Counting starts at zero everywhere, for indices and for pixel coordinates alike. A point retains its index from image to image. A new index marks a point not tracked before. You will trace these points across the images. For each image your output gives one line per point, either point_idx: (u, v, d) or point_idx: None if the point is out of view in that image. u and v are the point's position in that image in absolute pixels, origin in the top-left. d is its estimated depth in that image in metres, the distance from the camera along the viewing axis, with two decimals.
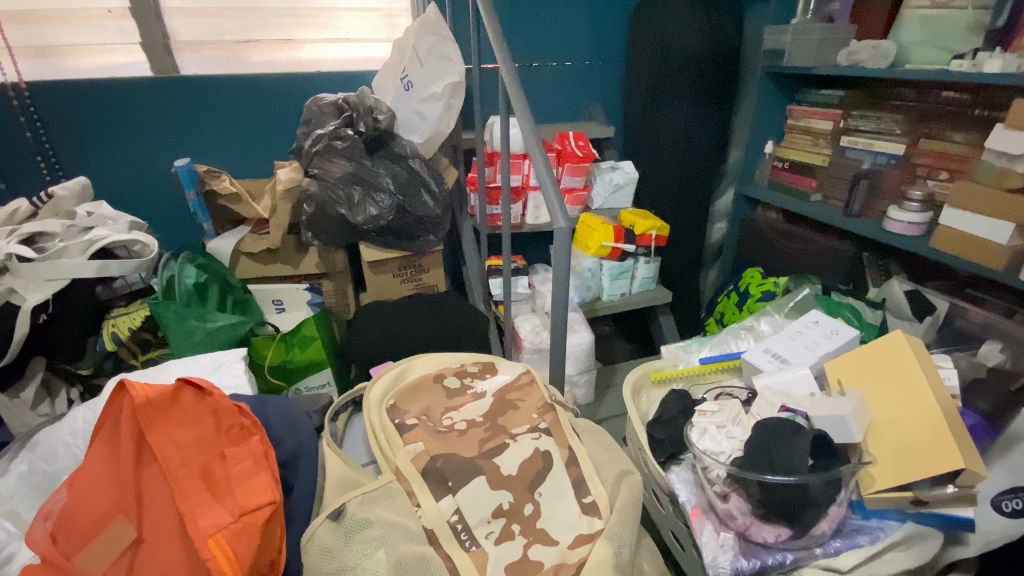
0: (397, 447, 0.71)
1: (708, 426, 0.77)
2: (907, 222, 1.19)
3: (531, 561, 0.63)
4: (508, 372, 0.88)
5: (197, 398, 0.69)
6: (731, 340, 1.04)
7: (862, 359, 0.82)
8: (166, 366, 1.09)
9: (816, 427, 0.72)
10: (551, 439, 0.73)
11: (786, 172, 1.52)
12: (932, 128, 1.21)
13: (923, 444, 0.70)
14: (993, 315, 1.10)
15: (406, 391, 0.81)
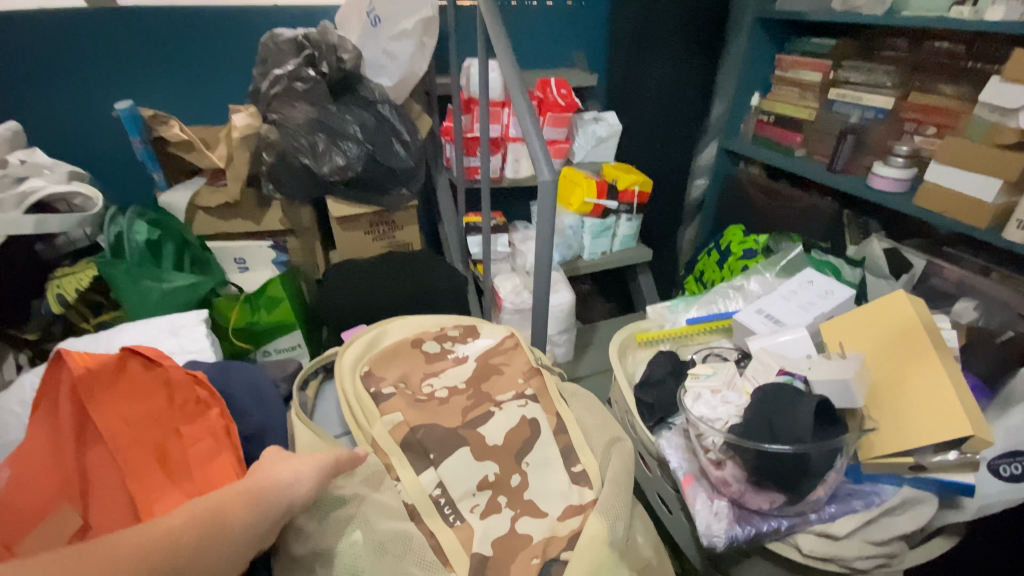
0: (371, 418, 0.68)
1: (702, 391, 0.77)
2: (892, 178, 1.18)
3: (519, 535, 0.61)
4: (492, 336, 0.85)
5: (146, 370, 0.67)
6: (719, 299, 1.02)
7: (877, 328, 0.81)
8: (119, 331, 1.01)
9: (817, 391, 0.70)
10: (538, 406, 0.72)
11: (771, 126, 1.46)
12: (923, 81, 1.18)
13: (926, 408, 0.71)
14: (969, 273, 1.11)
15: (382, 356, 0.77)
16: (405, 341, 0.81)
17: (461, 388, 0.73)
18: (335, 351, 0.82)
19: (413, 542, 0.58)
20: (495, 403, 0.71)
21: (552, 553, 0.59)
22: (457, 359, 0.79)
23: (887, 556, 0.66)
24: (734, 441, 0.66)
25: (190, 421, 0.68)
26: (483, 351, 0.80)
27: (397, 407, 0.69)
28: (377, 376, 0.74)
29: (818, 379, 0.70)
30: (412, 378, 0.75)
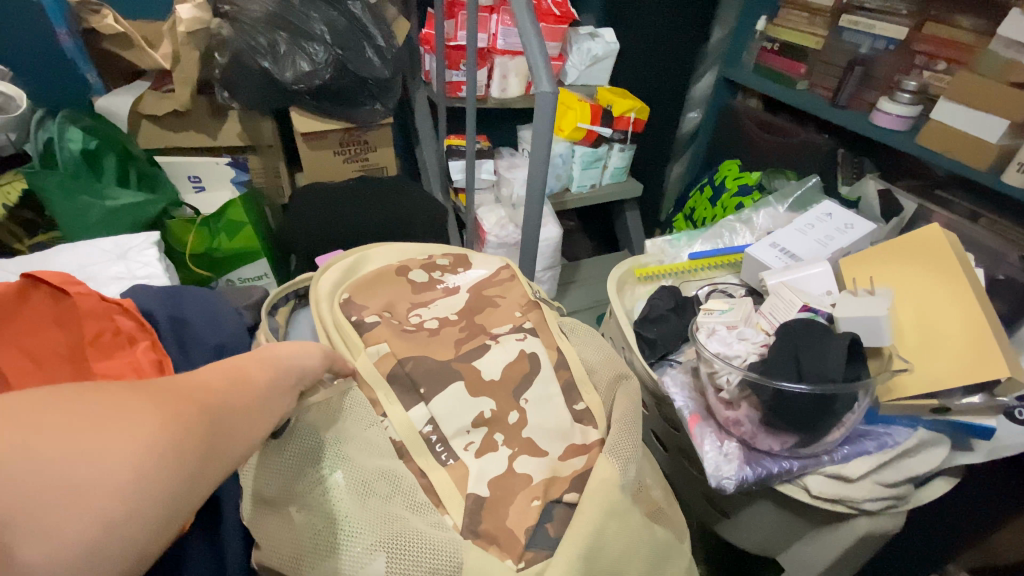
0: (352, 349, 0.63)
1: (717, 326, 0.73)
2: (897, 115, 1.13)
3: (518, 475, 0.57)
4: (486, 265, 0.81)
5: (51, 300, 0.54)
6: (726, 233, 0.98)
7: (912, 267, 0.78)
8: (57, 253, 0.90)
9: (841, 329, 0.68)
10: (536, 340, 0.69)
11: (774, 55, 1.37)
12: (939, 10, 1.09)
13: (953, 346, 0.70)
14: (957, 218, 1.10)
15: (363, 284, 0.72)
16: (388, 268, 0.76)
17: (451, 319, 0.70)
18: (308, 276, 0.74)
19: (402, 481, 0.54)
20: (491, 337, 0.68)
21: (552, 493, 0.56)
22: (445, 290, 0.75)
23: (895, 497, 0.69)
24: (754, 379, 0.64)
25: (110, 356, 0.56)
26: (476, 283, 0.77)
27: (385, 338, 0.65)
28: (359, 304, 0.69)
29: (845, 314, 0.68)
30: (397, 306, 0.71)
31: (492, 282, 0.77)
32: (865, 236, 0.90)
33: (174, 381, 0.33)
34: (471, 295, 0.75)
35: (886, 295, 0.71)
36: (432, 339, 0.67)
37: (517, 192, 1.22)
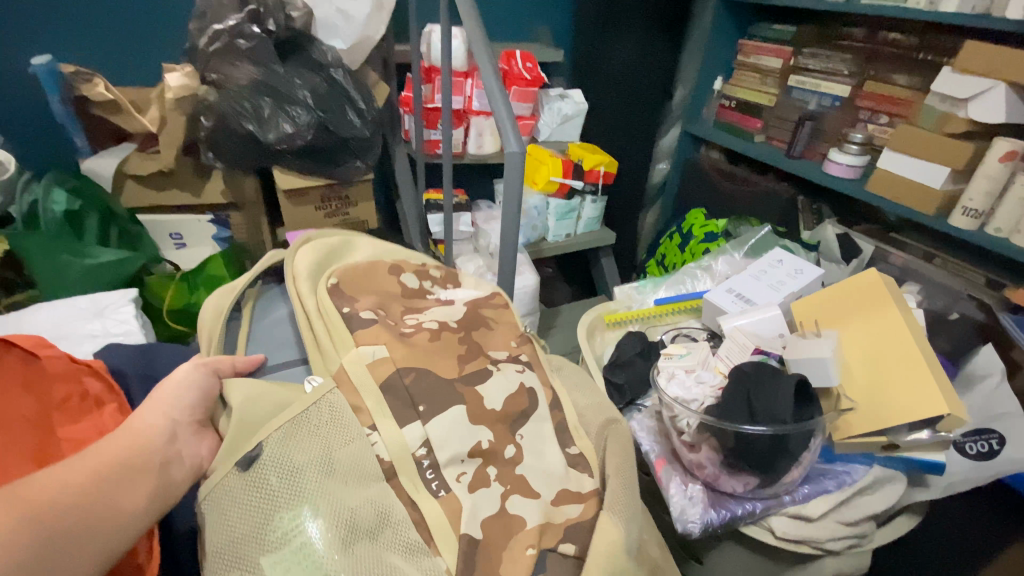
0: (341, 346, 0.62)
1: (676, 370, 0.75)
2: (846, 165, 1.21)
3: (512, 517, 0.57)
4: (480, 288, 0.84)
5: (25, 366, 0.56)
6: (688, 279, 1.02)
7: (845, 305, 0.81)
8: (32, 312, 0.90)
9: (791, 370, 0.74)
10: (534, 376, 0.70)
11: (732, 112, 1.48)
12: (879, 70, 1.20)
13: (899, 384, 0.71)
14: (914, 259, 1.15)
15: (346, 272, 0.73)
16: (374, 263, 0.78)
17: (453, 325, 0.71)
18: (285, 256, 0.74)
19: (395, 518, 0.53)
20: (492, 363, 0.69)
21: (545, 541, 0.56)
22: (442, 301, 0.77)
23: (857, 535, 0.69)
24: (713, 423, 0.65)
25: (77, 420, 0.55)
26: (469, 301, 0.78)
27: (383, 339, 0.63)
28: (348, 294, 0.69)
29: (794, 357, 0.73)
30: (389, 302, 0.72)
31: (489, 301, 0.79)
32: (816, 281, 0.92)
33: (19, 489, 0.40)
34: (470, 312, 0.76)
35: (830, 339, 0.75)
36: (442, 345, 0.67)
37: (494, 242, 1.25)
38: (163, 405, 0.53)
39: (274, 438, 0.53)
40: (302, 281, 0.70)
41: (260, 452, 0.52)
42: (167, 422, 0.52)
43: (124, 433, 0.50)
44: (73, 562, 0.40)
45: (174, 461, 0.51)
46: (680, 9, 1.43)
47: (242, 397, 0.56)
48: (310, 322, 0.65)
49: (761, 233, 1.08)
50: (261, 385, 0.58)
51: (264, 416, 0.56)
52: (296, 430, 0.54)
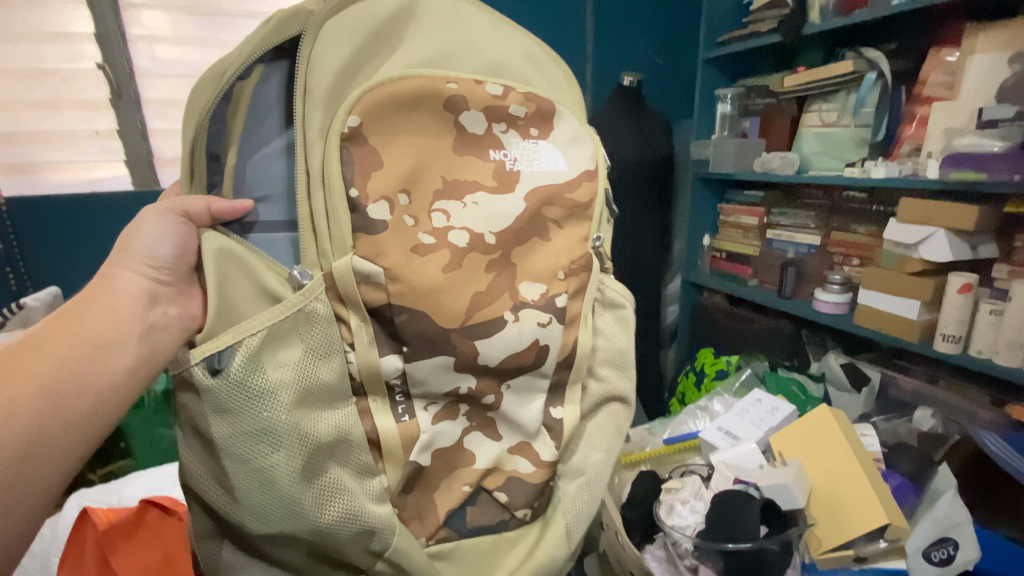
0: (337, 250, 0.54)
1: (675, 502, 0.84)
2: (833, 302, 1.35)
3: (464, 450, 0.61)
4: (567, 163, 0.69)
5: (162, 519, 0.72)
6: (689, 419, 1.11)
7: (800, 430, 0.91)
8: (122, 484, 0.98)
9: (766, 496, 0.81)
10: (557, 330, 0.63)
11: (723, 261, 1.68)
12: (840, 222, 1.40)
13: (850, 499, 0.83)
14: (920, 383, 1.23)
15: (377, 108, 0.58)
16: (424, 82, 0.61)
17: (487, 242, 0.61)
18: (301, 54, 0.56)
19: (353, 438, 0.54)
20: (515, 305, 0.61)
21: (484, 480, 0.61)
22: (497, 185, 0.63)
23: None
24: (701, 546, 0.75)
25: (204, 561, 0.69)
26: (536, 188, 0.65)
27: (389, 262, 0.55)
28: (374, 155, 0.57)
29: (765, 483, 0.81)
30: (423, 170, 0.60)
31: (560, 200, 0.67)
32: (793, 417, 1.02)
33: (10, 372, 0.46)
34: (530, 211, 0.64)
35: (796, 464, 0.85)
36: (458, 279, 0.58)
37: None
38: (143, 266, 0.54)
39: (244, 351, 0.48)
40: (315, 114, 0.56)
41: (230, 365, 0.48)
42: (145, 289, 0.53)
43: (104, 304, 0.52)
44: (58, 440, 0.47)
45: (156, 326, 0.52)
46: (665, 186, 1.68)
47: (214, 262, 0.51)
48: (313, 182, 0.55)
49: (743, 377, 1.37)
50: (247, 256, 0.54)
51: (233, 309, 0.50)
52: (267, 341, 0.50)
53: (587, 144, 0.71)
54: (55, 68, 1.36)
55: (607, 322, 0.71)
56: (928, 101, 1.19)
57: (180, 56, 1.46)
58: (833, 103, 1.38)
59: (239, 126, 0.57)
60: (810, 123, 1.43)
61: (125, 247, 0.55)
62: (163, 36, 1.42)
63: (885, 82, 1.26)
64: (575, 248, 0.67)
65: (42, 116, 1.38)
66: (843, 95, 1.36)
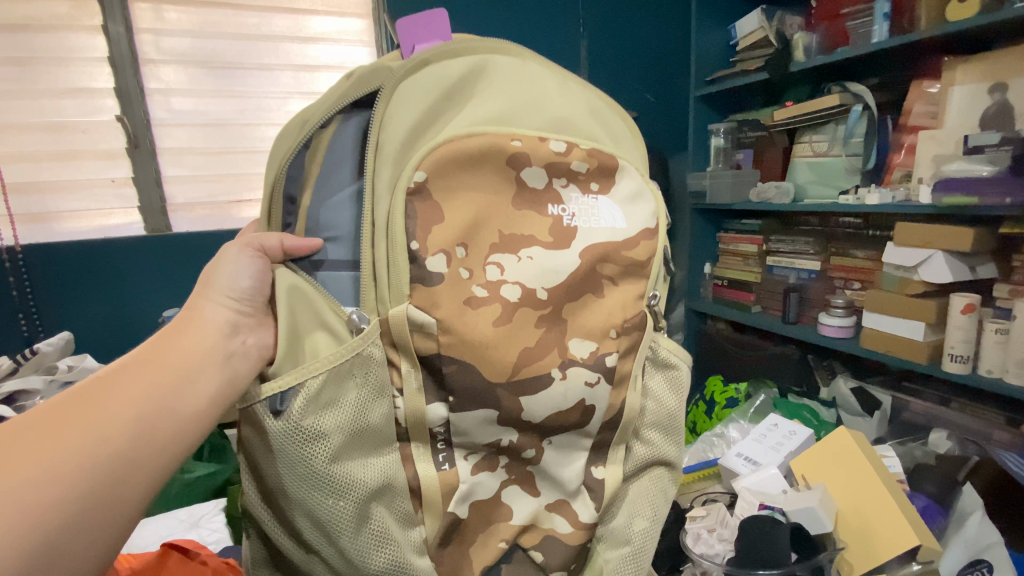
0: (394, 297, 0.53)
1: (700, 530, 0.83)
2: (839, 326, 1.37)
3: (501, 504, 0.57)
4: (628, 220, 0.62)
5: (183, 563, 0.69)
6: (707, 448, 1.11)
7: (821, 453, 0.91)
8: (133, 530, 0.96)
9: (793, 520, 0.80)
10: (606, 390, 0.58)
11: (726, 288, 1.70)
12: (839, 247, 1.42)
13: (878, 521, 0.82)
14: (933, 405, 1.23)
15: (439, 163, 0.56)
16: (487, 136, 0.58)
17: (538, 298, 0.56)
18: (376, 113, 0.57)
19: (400, 487, 0.53)
20: (563, 362, 0.56)
21: (520, 538, 0.58)
22: (552, 241, 0.58)
23: None
24: None
25: None
26: (592, 245, 0.59)
27: (440, 313, 0.53)
28: (435, 209, 0.55)
29: (792, 506, 0.81)
30: (479, 226, 0.56)
31: (617, 257, 0.61)
32: (810, 440, 1.02)
33: (70, 412, 0.40)
34: (585, 268, 0.58)
35: (819, 488, 0.84)
36: (508, 332, 0.54)
37: None
38: (224, 296, 0.52)
39: (304, 394, 0.48)
40: (384, 168, 0.56)
41: (291, 407, 0.48)
42: (227, 318, 0.51)
43: (188, 335, 0.49)
44: (114, 500, 0.39)
45: (234, 355, 0.49)
46: None
47: (286, 302, 0.52)
48: (377, 234, 0.54)
49: (756, 403, 1.37)
50: (319, 297, 0.55)
51: (298, 351, 0.51)
52: (326, 386, 0.49)
53: (651, 202, 0.65)
54: (76, 120, 1.41)
55: (656, 384, 0.65)
56: (914, 130, 1.24)
57: (196, 106, 1.52)
58: (823, 134, 1.42)
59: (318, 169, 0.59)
60: (802, 153, 1.47)
61: (208, 283, 0.53)
62: (179, 89, 1.49)
63: (871, 113, 1.31)
64: (630, 306, 0.61)
65: (61, 165, 1.42)
66: (832, 127, 1.40)
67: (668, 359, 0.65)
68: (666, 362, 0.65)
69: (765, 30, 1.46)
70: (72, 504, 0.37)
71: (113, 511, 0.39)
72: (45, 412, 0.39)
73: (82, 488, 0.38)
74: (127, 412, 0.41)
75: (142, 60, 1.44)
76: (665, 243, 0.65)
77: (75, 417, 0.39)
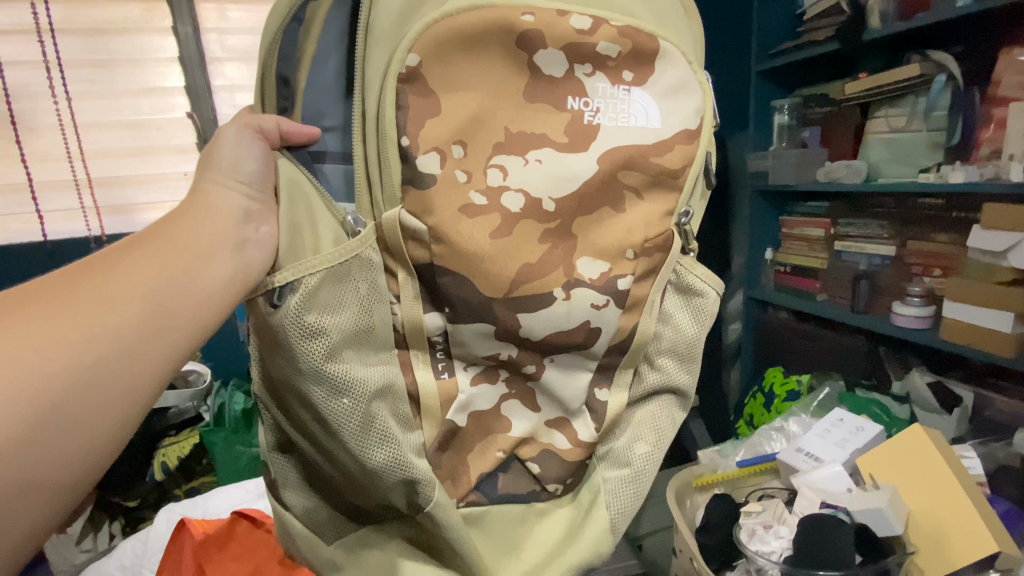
0: (387, 203, 0.52)
1: (756, 526, 0.80)
2: (914, 316, 1.26)
3: (502, 417, 0.57)
4: (664, 119, 0.57)
5: (252, 529, 0.75)
6: (764, 441, 1.06)
7: (891, 451, 0.85)
8: (209, 495, 1.05)
9: (857, 521, 0.76)
10: (615, 312, 0.57)
11: (789, 275, 1.60)
12: (915, 232, 1.31)
13: (955, 523, 0.76)
14: (1020, 404, 1.11)
15: (437, 44, 0.51)
16: (492, 10, 0.52)
17: (544, 209, 0.54)
18: None
19: (396, 389, 0.53)
20: (567, 281, 0.54)
21: (519, 449, 0.58)
22: (566, 142, 0.54)
23: None
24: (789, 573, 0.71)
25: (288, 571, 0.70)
26: (615, 147, 0.55)
27: (433, 220, 0.51)
28: (430, 97, 0.51)
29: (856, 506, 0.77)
30: (485, 120, 0.52)
31: (643, 164, 0.56)
32: (880, 438, 0.95)
33: (89, 291, 0.39)
34: (603, 176, 0.55)
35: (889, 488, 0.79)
36: (506, 247, 0.52)
37: None
38: (230, 180, 0.49)
39: (302, 291, 0.47)
40: (379, 52, 0.51)
41: (288, 302, 0.46)
42: (237, 204, 0.49)
43: (195, 220, 0.47)
44: (120, 384, 0.38)
45: (249, 242, 0.47)
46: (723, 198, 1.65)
47: (286, 195, 0.50)
48: (368, 125, 0.51)
49: (821, 398, 1.24)
50: (320, 198, 0.53)
51: (300, 245, 0.49)
52: (322, 284, 0.48)
53: (695, 96, 0.59)
54: (153, 118, 1.52)
55: (677, 309, 0.63)
56: (1004, 102, 1.11)
57: None
58: (901, 108, 1.30)
59: (311, 53, 0.54)
60: (876, 130, 1.35)
61: (206, 163, 0.50)
62: (243, 85, 1.58)
63: (957, 84, 1.18)
64: (654, 224, 0.58)
65: (138, 161, 1.53)
66: (911, 99, 1.28)
67: (694, 284, 0.62)
68: (691, 289, 0.62)
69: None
70: (77, 378, 0.37)
71: (128, 392, 0.39)
72: (60, 289, 0.39)
73: (102, 354, 0.38)
74: (139, 296, 0.40)
75: (209, 58, 1.53)
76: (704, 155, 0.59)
77: (88, 296, 0.39)
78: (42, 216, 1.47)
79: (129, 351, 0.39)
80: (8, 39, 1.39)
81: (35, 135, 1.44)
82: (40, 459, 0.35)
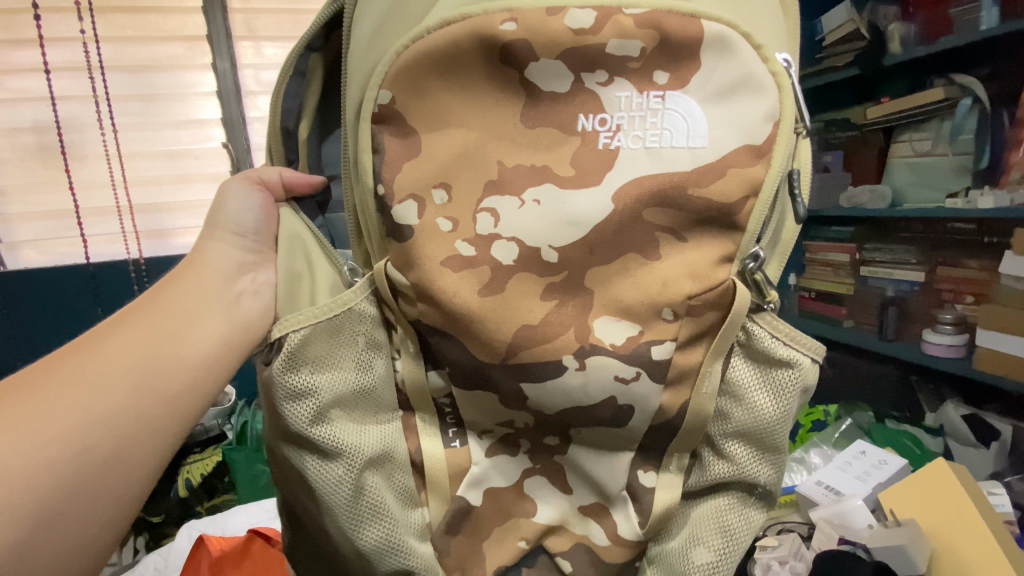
0: (377, 252, 0.50)
1: (771, 561, 0.77)
2: (947, 344, 1.23)
3: (525, 496, 0.52)
4: (711, 133, 0.45)
5: (266, 549, 0.76)
6: (784, 474, 1.03)
7: (911, 487, 0.82)
8: (233, 512, 1.07)
9: (878, 558, 0.72)
10: (650, 384, 0.47)
11: (814, 301, 1.58)
12: (946, 256, 1.26)
13: (975, 559, 0.72)
14: None
15: (407, 72, 0.46)
16: (469, 22, 0.45)
17: (545, 259, 0.47)
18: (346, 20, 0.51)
19: (397, 456, 0.50)
20: (581, 349, 0.46)
21: (546, 541, 0.52)
22: (571, 176, 0.46)
23: None
24: None
25: None
26: (636, 177, 0.45)
27: (415, 276, 0.47)
28: (408, 136, 0.47)
29: (877, 544, 0.73)
30: (473, 158, 0.47)
31: (681, 199, 0.46)
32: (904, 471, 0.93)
33: (85, 357, 0.43)
34: (622, 216, 0.46)
35: (912, 524, 0.76)
36: (498, 305, 0.46)
37: None
38: (229, 234, 0.55)
39: (287, 351, 0.46)
40: (356, 89, 0.50)
41: (275, 363, 0.46)
42: (232, 258, 0.54)
43: (192, 280, 0.51)
44: (127, 438, 0.42)
45: (243, 296, 0.52)
46: None
47: (284, 243, 0.53)
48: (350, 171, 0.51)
49: (843, 427, 1.25)
50: (318, 245, 0.54)
51: (296, 295, 0.51)
52: (312, 343, 0.47)
53: (768, 95, 0.46)
54: (191, 148, 1.61)
55: (751, 383, 0.49)
56: None
57: None
58: (925, 132, 1.28)
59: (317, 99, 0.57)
60: (901, 154, 1.33)
61: (212, 222, 0.55)
62: None
63: (983, 107, 1.16)
64: (706, 276, 0.47)
65: (175, 187, 1.61)
66: (936, 123, 1.25)
67: (776, 353, 0.48)
68: (771, 357, 0.49)
69: (855, 24, 1.31)
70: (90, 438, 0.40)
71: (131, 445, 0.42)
72: (57, 361, 0.43)
73: (103, 418, 0.41)
74: (130, 359, 0.44)
75: (244, 92, 1.63)
76: (776, 180, 0.46)
77: (83, 364, 0.42)
78: (87, 240, 1.56)
79: (128, 414, 0.42)
80: (62, 76, 1.51)
81: (83, 164, 1.54)
82: (62, 520, 0.38)
